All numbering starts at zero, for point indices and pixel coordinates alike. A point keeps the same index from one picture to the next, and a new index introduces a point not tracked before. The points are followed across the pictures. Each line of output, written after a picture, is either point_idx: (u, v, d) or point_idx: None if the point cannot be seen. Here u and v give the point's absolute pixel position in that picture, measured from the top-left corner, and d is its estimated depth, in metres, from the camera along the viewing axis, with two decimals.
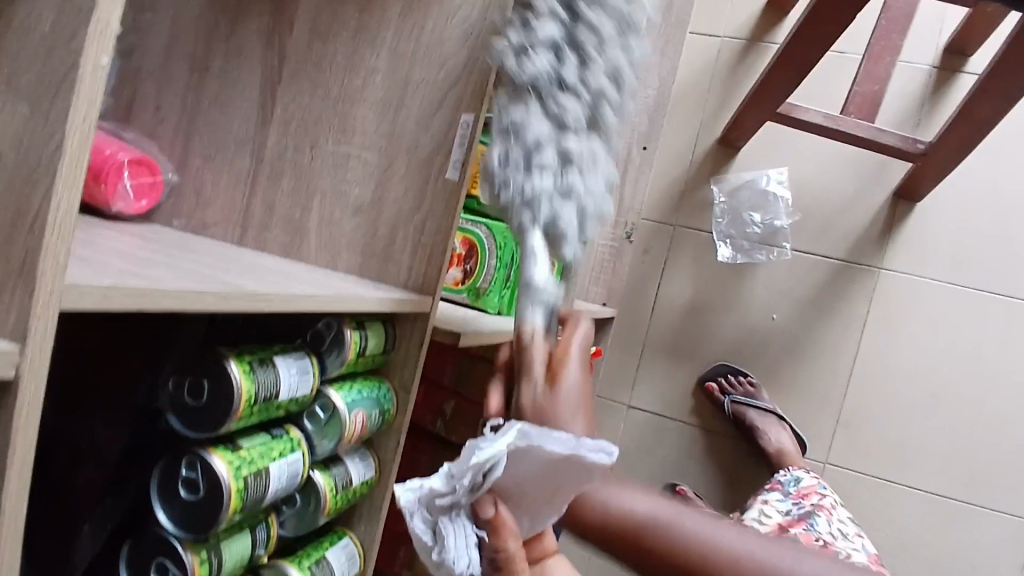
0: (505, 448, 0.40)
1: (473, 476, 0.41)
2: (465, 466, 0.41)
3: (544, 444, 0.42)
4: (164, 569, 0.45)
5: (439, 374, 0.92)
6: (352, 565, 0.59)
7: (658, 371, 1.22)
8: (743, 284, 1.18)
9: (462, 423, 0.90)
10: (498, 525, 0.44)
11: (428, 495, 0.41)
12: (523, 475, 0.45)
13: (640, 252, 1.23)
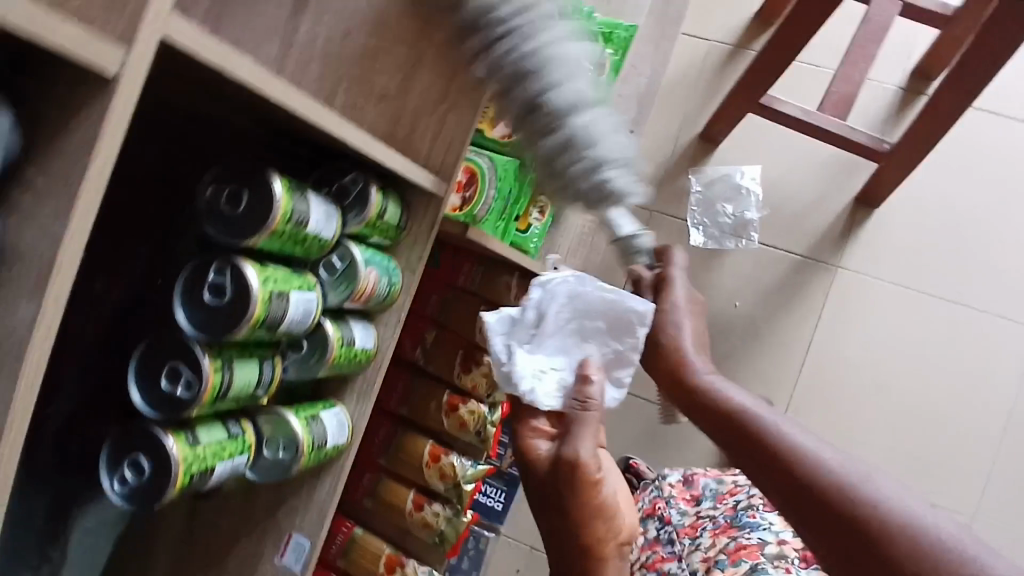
0: (560, 284, 0.60)
1: (542, 310, 0.60)
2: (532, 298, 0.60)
3: (593, 293, 0.61)
4: (176, 373, 0.46)
5: (423, 303, 0.95)
6: (341, 434, 0.61)
7: None
8: (713, 269, 1.24)
9: (442, 353, 0.93)
10: (585, 375, 0.59)
11: (508, 321, 0.60)
12: (588, 334, 0.61)
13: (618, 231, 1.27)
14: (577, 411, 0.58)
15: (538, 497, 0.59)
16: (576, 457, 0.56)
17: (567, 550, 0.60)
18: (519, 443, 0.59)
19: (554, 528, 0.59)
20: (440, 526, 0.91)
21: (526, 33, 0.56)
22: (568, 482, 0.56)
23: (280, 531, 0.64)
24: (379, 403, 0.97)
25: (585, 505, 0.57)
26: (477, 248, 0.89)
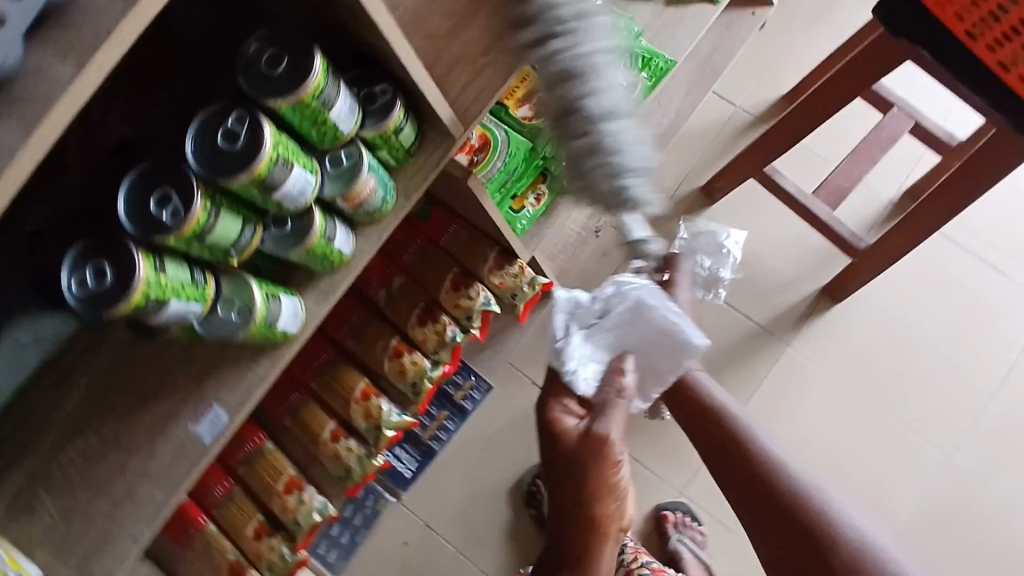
0: (633, 290, 0.75)
1: (608, 301, 0.76)
2: (606, 292, 0.76)
3: (658, 307, 0.75)
4: (166, 199, 0.49)
5: (400, 251, 0.97)
6: (293, 323, 0.63)
7: None
8: None
9: (405, 299, 0.95)
10: (620, 364, 0.76)
11: (574, 302, 0.76)
12: (639, 335, 0.76)
13: (599, 253, 1.35)
14: (610, 394, 0.73)
15: (562, 473, 0.72)
16: (605, 433, 0.71)
17: (579, 520, 0.72)
18: (552, 418, 0.73)
19: (568, 502, 0.72)
20: (348, 461, 0.92)
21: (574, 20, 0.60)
22: (592, 455, 0.71)
23: (205, 400, 0.66)
24: (329, 330, 0.97)
25: (601, 480, 0.70)
26: (469, 213, 0.92)
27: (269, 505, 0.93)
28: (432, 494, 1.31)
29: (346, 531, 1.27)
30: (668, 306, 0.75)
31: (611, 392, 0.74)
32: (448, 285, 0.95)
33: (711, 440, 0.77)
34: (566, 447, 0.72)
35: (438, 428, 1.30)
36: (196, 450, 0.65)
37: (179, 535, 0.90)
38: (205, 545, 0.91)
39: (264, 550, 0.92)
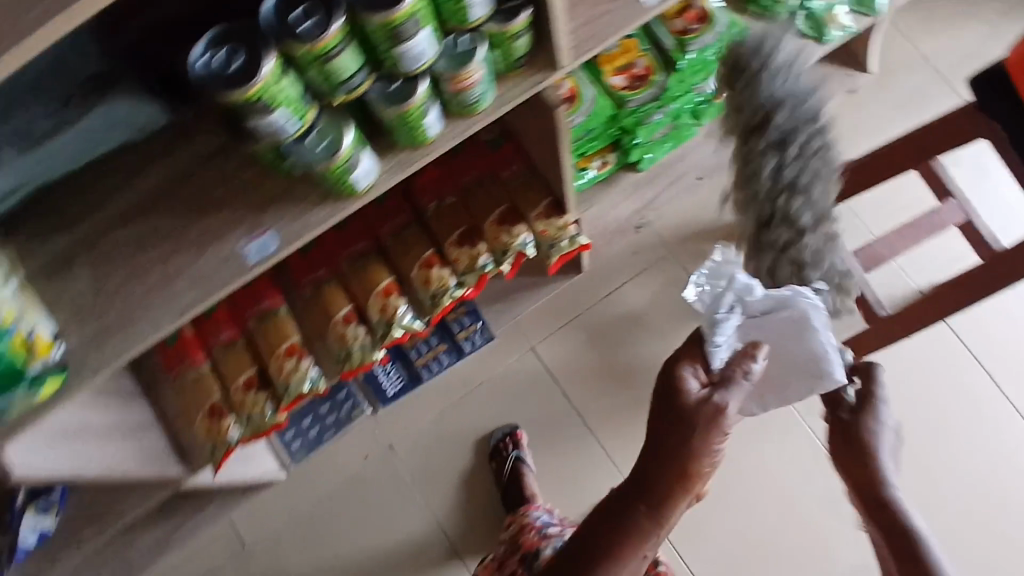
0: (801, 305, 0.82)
1: (779, 303, 0.83)
2: (781, 294, 0.82)
3: (818, 334, 0.82)
4: (308, 12, 0.53)
5: (461, 171, 0.99)
6: (366, 178, 0.67)
7: (575, 339, 1.38)
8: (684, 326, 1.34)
9: (450, 217, 0.98)
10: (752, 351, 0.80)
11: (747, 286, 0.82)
12: (792, 348, 0.84)
13: (632, 250, 1.39)
14: (737, 375, 0.79)
15: (671, 422, 0.76)
16: (725, 405, 0.75)
17: (669, 474, 0.73)
18: (677, 380, 0.79)
19: (666, 451, 0.75)
20: (350, 345, 0.96)
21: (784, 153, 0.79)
22: (704, 421, 0.75)
23: (260, 224, 0.70)
24: (372, 223, 1.00)
25: (708, 446, 0.73)
26: (536, 157, 0.97)
27: (267, 363, 0.97)
28: (406, 419, 1.36)
29: (316, 426, 1.29)
30: (826, 338, 0.82)
31: (735, 372, 0.79)
32: (494, 217, 0.98)
33: (854, 451, 0.84)
34: (686, 405, 0.76)
35: (431, 358, 1.29)
36: (237, 267, 0.69)
37: (178, 362, 0.96)
38: (196, 379, 0.96)
39: (248, 403, 0.96)
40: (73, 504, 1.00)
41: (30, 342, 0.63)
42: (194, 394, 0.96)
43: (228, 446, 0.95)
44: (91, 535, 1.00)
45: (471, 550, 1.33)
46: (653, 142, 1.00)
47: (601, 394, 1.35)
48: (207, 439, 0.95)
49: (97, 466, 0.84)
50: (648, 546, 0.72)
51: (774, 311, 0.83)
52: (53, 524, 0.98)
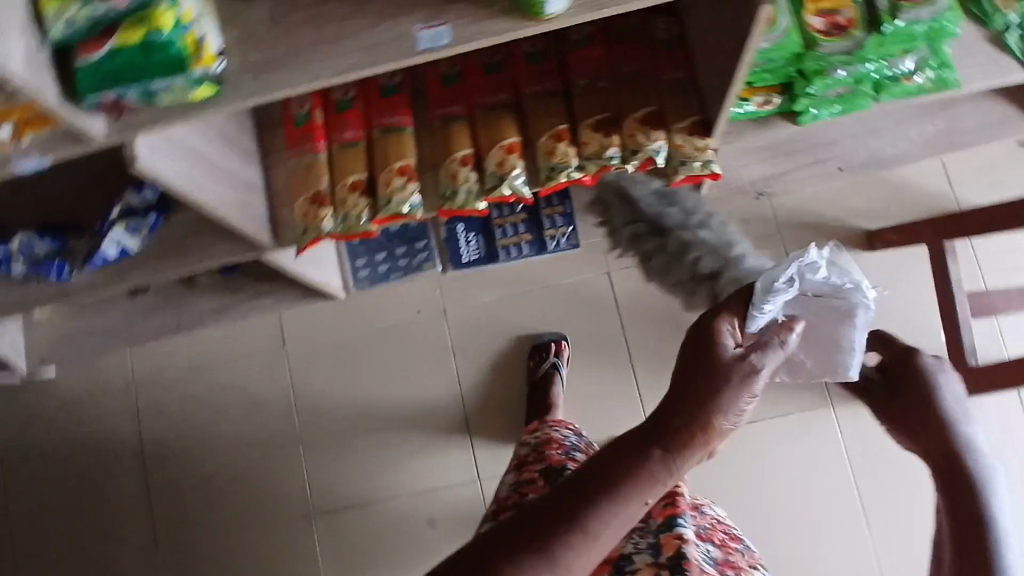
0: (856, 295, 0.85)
1: (834, 290, 0.85)
2: (839, 282, 0.84)
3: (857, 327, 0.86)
4: None
5: (621, 61, 0.97)
6: (558, 4, 0.67)
7: None
8: None
9: (594, 100, 0.97)
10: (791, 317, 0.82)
11: (805, 265, 0.82)
12: (823, 333, 0.87)
13: (739, 218, 1.37)
14: (769, 340, 0.74)
15: (703, 371, 0.68)
16: (755, 373, 0.69)
17: (689, 423, 0.66)
18: (713, 332, 0.71)
19: (691, 399, 0.67)
20: (458, 185, 0.97)
21: (679, 220, 0.91)
22: (736, 377, 0.68)
23: (438, 17, 0.70)
24: (519, 81, 0.99)
25: (732, 405, 0.66)
26: (702, 70, 0.94)
27: (377, 174, 0.99)
28: (469, 292, 1.39)
29: (387, 265, 1.34)
30: (857, 335, 0.86)
31: (771, 337, 0.73)
32: (638, 115, 0.95)
33: (914, 412, 0.74)
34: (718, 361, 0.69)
35: (514, 243, 1.30)
36: (403, 48, 0.70)
37: (300, 142, 1.01)
38: (311, 164, 1.00)
39: (347, 204, 0.98)
40: (160, 237, 1.05)
41: (198, 45, 0.68)
42: (303, 177, 1.00)
43: (318, 234, 0.98)
44: (161, 269, 1.04)
45: (484, 429, 1.37)
46: (824, 101, 0.97)
47: (659, 337, 1.37)
48: (302, 221, 0.99)
49: (202, 198, 0.86)
50: (652, 494, 0.63)
51: (826, 295, 0.85)
52: (137, 247, 1.04)
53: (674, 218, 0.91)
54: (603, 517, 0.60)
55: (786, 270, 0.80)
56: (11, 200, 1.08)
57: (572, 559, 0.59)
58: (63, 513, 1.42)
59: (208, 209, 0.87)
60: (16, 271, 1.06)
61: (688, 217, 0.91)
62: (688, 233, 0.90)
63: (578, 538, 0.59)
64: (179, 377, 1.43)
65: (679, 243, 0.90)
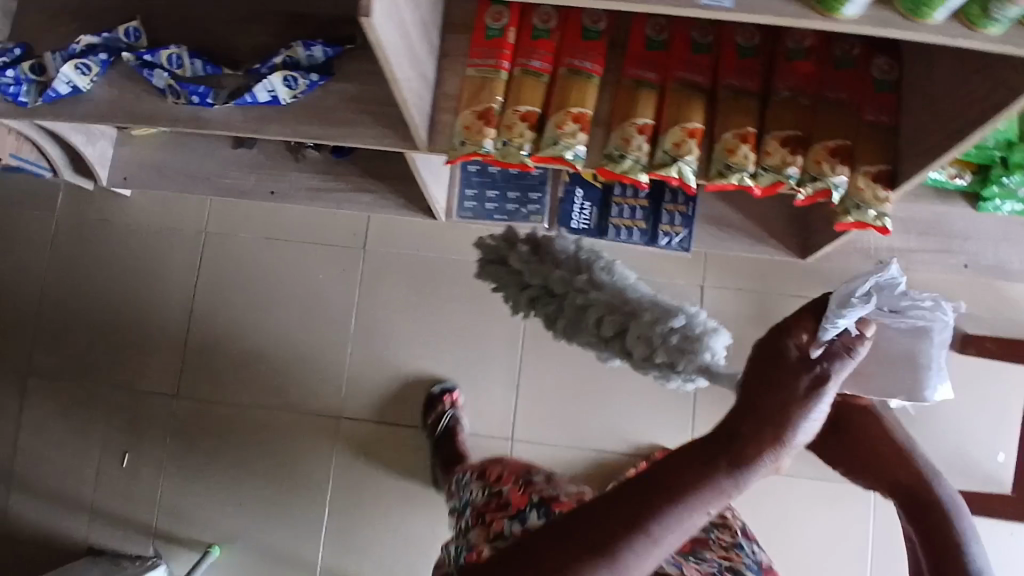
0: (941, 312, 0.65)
1: (910, 302, 0.64)
2: (923, 300, 0.64)
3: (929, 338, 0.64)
4: None
5: (827, 85, 0.95)
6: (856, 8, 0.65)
7: (744, 305, 1.36)
8: None
9: (789, 112, 0.94)
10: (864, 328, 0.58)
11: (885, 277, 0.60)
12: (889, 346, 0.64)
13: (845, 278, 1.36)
14: (830, 349, 0.53)
15: (767, 376, 0.51)
16: (830, 375, 0.51)
17: (757, 434, 0.50)
18: (770, 342, 0.53)
19: (755, 405, 0.50)
20: (629, 150, 0.94)
21: (606, 275, 0.62)
22: (811, 384, 0.51)
23: None
24: (721, 71, 0.97)
25: (806, 418, 0.50)
26: (911, 122, 0.91)
27: (551, 112, 0.96)
28: None
29: (495, 204, 1.32)
30: (931, 352, 0.64)
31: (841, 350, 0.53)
32: (829, 143, 0.93)
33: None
34: (786, 361, 0.52)
35: (627, 225, 1.29)
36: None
37: (483, 54, 0.96)
38: (489, 79, 0.96)
39: (513, 131, 0.95)
40: (314, 97, 1.00)
41: None
42: (477, 91, 0.96)
43: (477, 150, 0.95)
44: (308, 131, 1.00)
45: (532, 393, 1.36)
46: (1008, 194, 0.95)
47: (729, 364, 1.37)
48: (463, 133, 0.96)
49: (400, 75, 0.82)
50: (715, 508, 0.50)
51: (897, 317, 0.64)
52: (288, 100, 1.00)
53: (562, 280, 0.62)
54: (667, 526, 0.49)
55: (864, 283, 0.57)
56: (174, 13, 1.04)
57: (633, 566, 0.49)
58: (106, 335, 1.43)
59: (398, 91, 0.83)
60: (155, 81, 1.02)
61: (577, 270, 0.63)
62: (585, 296, 0.62)
63: (639, 543, 0.49)
64: (254, 243, 1.42)
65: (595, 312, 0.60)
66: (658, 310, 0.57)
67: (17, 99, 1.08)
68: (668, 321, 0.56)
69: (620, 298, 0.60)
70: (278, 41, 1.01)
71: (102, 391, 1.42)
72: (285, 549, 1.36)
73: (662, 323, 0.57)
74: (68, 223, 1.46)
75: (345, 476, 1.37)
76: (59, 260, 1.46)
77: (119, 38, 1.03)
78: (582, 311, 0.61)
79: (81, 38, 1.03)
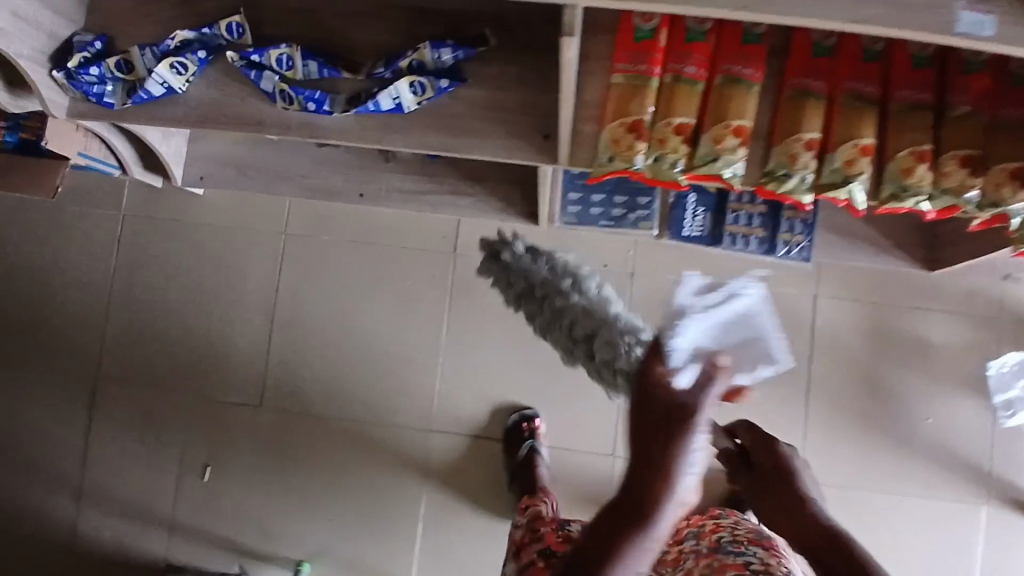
0: (751, 291, 0.62)
1: (724, 293, 0.60)
2: (727, 285, 0.61)
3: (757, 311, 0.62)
4: None
5: (1013, 99, 0.84)
6: None
7: (851, 312, 1.33)
8: (950, 396, 1.33)
9: (970, 130, 0.85)
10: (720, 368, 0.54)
11: (700, 285, 0.59)
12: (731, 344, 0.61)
13: (955, 289, 1.33)
14: (705, 377, 0.54)
15: (635, 431, 0.54)
16: (695, 412, 0.52)
17: (643, 491, 0.55)
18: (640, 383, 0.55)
19: (632, 459, 0.55)
20: (795, 168, 0.86)
21: (578, 281, 0.69)
22: (676, 424, 0.52)
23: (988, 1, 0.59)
24: (893, 81, 0.88)
25: (681, 461, 0.53)
26: None
27: (707, 124, 0.87)
28: (665, 265, 1.32)
29: (601, 208, 1.24)
30: (766, 330, 0.62)
31: (708, 375, 0.54)
32: (1013, 166, 0.84)
33: (777, 498, 0.75)
34: (654, 405, 0.54)
35: (743, 233, 1.21)
36: (941, 21, 0.58)
37: (633, 58, 0.86)
38: (640, 87, 0.86)
39: (667, 145, 0.87)
40: (440, 104, 0.91)
41: None
42: (626, 100, 0.87)
43: (627, 167, 0.88)
44: (433, 142, 0.91)
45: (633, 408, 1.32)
46: None
47: (836, 374, 1.34)
48: (610, 148, 0.88)
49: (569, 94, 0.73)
50: (644, 557, 0.57)
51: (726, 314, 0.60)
52: (413, 107, 0.91)
53: (544, 281, 0.70)
54: None
55: (678, 301, 0.58)
56: (280, 5, 0.95)
57: None
58: (186, 339, 1.40)
59: (565, 112, 0.75)
60: (263, 84, 0.93)
61: (559, 274, 0.70)
62: (562, 297, 0.68)
63: None
64: (339, 246, 1.38)
65: (571, 310, 0.68)
66: (616, 318, 0.66)
67: (101, 101, 0.98)
68: (626, 324, 0.66)
69: (602, 307, 0.67)
70: (401, 40, 0.92)
71: (181, 396, 1.40)
72: (370, 560, 1.34)
73: (620, 330, 0.65)
74: (144, 223, 1.41)
75: (435, 488, 1.34)
76: (135, 262, 1.41)
77: (219, 33, 0.93)
78: (553, 318, 0.69)
79: (176, 32, 0.93)
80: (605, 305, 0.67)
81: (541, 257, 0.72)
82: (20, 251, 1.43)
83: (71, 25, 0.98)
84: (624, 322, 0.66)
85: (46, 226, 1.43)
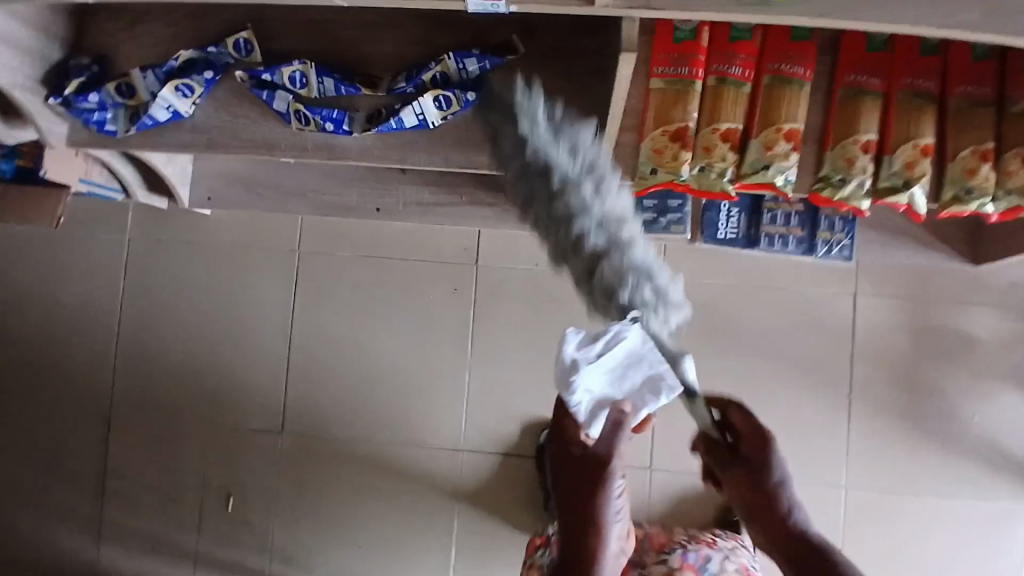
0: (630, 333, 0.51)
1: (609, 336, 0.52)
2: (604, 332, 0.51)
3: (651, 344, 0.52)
4: None
5: None
6: None
7: (891, 309, 1.28)
8: (996, 393, 1.27)
9: None
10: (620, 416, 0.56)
11: (579, 341, 0.54)
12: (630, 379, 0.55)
13: (1001, 282, 1.27)
14: (615, 424, 0.56)
15: (562, 481, 0.61)
16: (609, 459, 0.58)
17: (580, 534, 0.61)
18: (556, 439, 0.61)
19: (565, 506, 0.62)
20: (851, 173, 0.81)
21: (598, 180, 0.52)
22: (596, 471, 0.59)
23: None
24: (952, 76, 0.82)
25: (606, 500, 0.60)
26: None
27: (755, 129, 0.81)
28: (695, 268, 1.28)
29: None
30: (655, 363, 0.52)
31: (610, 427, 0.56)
32: None
33: (757, 511, 0.64)
34: (574, 456, 0.60)
35: (780, 233, 1.15)
36: None
37: (673, 61, 0.80)
38: (683, 92, 0.80)
39: (713, 154, 0.81)
40: (466, 118, 0.86)
41: None
42: (667, 107, 0.81)
43: (672, 178, 0.82)
44: (460, 159, 0.86)
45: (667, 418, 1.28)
46: None
47: (877, 376, 1.28)
48: (652, 159, 0.82)
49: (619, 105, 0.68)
50: None
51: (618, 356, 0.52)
52: (437, 122, 0.85)
53: (559, 172, 0.52)
54: None
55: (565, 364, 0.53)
56: (290, 17, 0.88)
57: None
58: (201, 363, 1.35)
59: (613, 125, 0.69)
60: (276, 105, 0.87)
61: (582, 169, 0.52)
62: (574, 198, 0.51)
63: None
64: (355, 261, 1.33)
65: (579, 214, 0.51)
66: (623, 242, 0.51)
67: (103, 129, 0.93)
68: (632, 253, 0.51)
69: (610, 219, 0.51)
70: (422, 51, 0.86)
71: (198, 422, 1.35)
72: None
73: (627, 258, 0.51)
74: (153, 246, 1.37)
75: (467, 509, 1.29)
76: (145, 285, 1.36)
77: (226, 51, 0.87)
78: (562, 215, 0.51)
79: (179, 52, 0.87)
80: (619, 219, 0.52)
81: (552, 145, 0.54)
82: (28, 278, 1.39)
83: (66, 49, 0.91)
84: (629, 251, 0.51)
85: (54, 252, 1.38)
